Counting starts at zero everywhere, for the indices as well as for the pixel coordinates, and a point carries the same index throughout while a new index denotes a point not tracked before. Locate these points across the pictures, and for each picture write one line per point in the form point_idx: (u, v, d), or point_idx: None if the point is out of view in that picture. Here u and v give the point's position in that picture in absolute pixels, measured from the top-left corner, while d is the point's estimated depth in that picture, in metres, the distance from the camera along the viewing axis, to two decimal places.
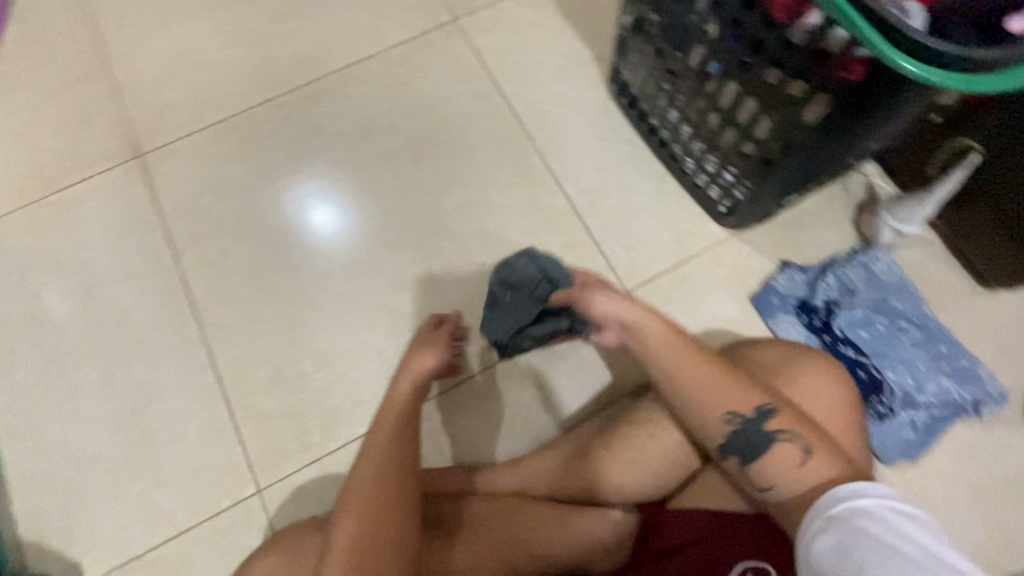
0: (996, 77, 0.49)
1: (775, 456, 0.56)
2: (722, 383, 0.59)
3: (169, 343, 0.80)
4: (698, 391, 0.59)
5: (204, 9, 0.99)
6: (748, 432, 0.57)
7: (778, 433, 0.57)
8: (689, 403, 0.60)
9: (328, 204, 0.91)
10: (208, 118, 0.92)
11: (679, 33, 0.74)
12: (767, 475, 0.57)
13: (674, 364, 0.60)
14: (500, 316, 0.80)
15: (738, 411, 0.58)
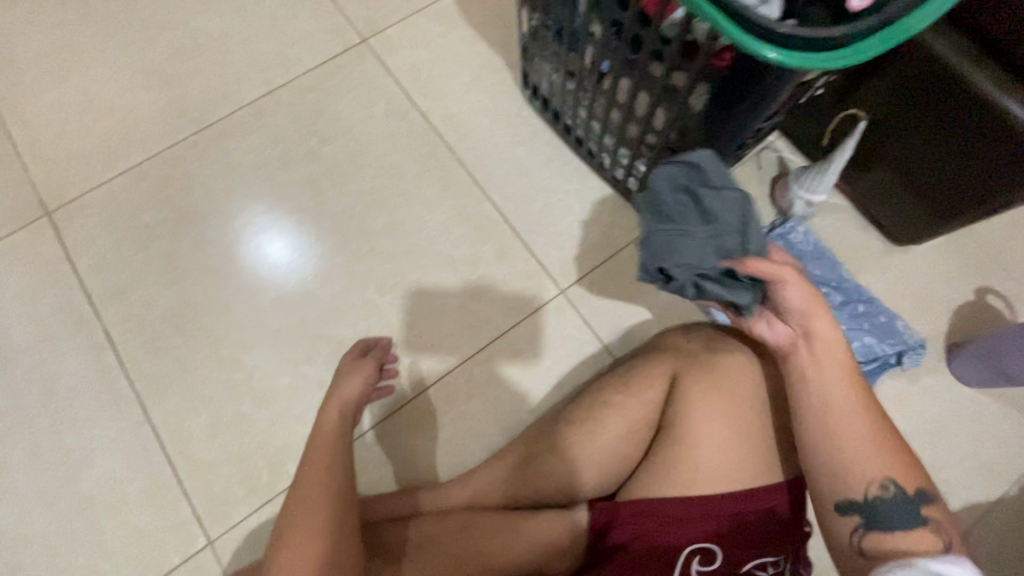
0: (835, 57, 0.46)
1: (905, 534, 0.50)
2: (887, 446, 0.53)
3: (98, 404, 0.79)
4: (868, 447, 0.53)
5: (105, 58, 0.97)
6: (901, 505, 0.51)
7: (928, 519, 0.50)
8: (846, 441, 0.53)
9: (276, 241, 0.87)
10: (117, 167, 0.91)
11: (568, 36, 0.67)
12: (878, 543, 0.51)
13: (850, 393, 0.54)
14: (682, 250, 0.57)
15: (894, 481, 0.52)
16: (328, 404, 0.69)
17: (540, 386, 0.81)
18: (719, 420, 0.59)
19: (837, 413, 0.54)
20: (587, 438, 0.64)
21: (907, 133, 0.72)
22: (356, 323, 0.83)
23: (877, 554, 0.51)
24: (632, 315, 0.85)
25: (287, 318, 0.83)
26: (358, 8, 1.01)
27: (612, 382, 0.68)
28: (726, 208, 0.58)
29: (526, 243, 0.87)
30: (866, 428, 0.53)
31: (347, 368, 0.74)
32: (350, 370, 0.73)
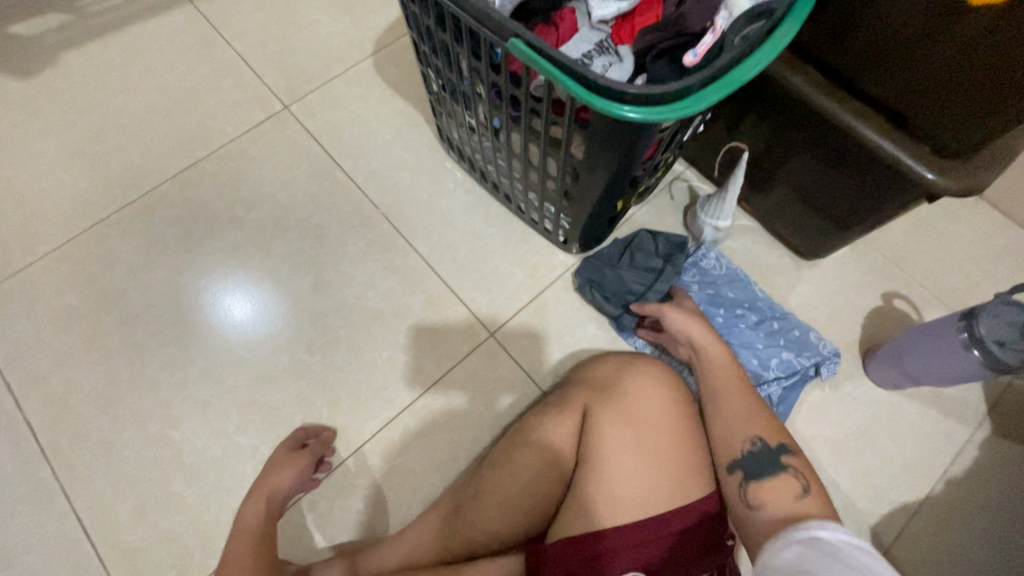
0: (674, 107, 0.50)
1: (774, 485, 0.57)
2: (752, 409, 0.64)
3: (17, 497, 0.77)
4: (743, 416, 0.63)
5: (25, 144, 0.98)
6: (765, 455, 0.59)
7: (789, 466, 0.58)
8: (723, 414, 0.64)
9: (241, 308, 0.87)
10: (38, 251, 0.90)
11: (460, 96, 0.71)
12: (760, 497, 0.57)
13: (724, 376, 0.67)
14: (602, 274, 0.87)
15: (762, 438, 0.61)
16: (254, 494, 0.69)
17: (475, 432, 0.82)
18: (631, 450, 0.61)
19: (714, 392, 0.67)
20: (510, 481, 0.65)
21: (789, 156, 0.77)
22: (286, 386, 0.83)
23: (760, 505, 0.56)
24: (562, 350, 0.86)
25: (215, 388, 0.82)
26: (278, 77, 1.05)
27: (534, 424, 0.69)
28: (651, 262, 0.87)
29: (453, 289, 0.89)
30: (742, 402, 0.64)
31: (277, 459, 0.74)
32: (284, 461, 0.73)
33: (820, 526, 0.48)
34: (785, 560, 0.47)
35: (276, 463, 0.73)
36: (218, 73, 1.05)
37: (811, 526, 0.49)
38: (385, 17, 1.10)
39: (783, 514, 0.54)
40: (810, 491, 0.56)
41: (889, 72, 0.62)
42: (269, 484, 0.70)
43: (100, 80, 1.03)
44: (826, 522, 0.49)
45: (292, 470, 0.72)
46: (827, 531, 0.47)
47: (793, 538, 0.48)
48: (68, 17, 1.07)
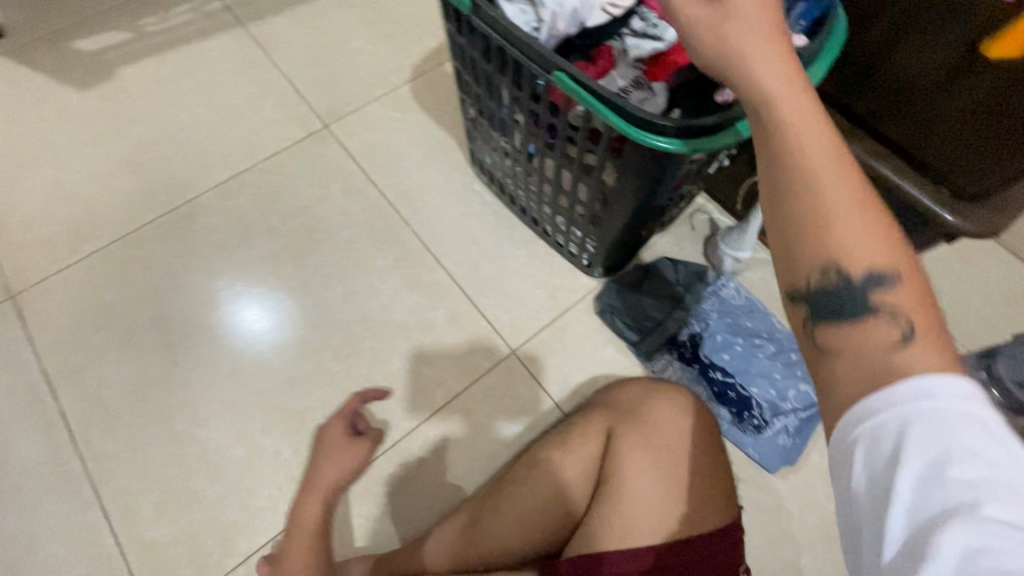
0: (705, 141, 0.53)
1: (865, 339, 0.31)
2: (844, 213, 0.32)
3: (44, 486, 0.79)
4: (828, 211, 0.32)
5: (79, 150, 1.04)
6: (840, 285, 0.32)
7: (878, 307, 0.31)
8: (780, 220, 0.33)
9: (266, 318, 0.90)
10: (84, 250, 0.95)
11: (499, 123, 0.75)
12: (836, 355, 0.32)
13: (807, 171, 0.32)
14: (625, 301, 0.89)
15: (846, 261, 0.32)
16: (309, 494, 0.68)
17: (493, 446, 0.83)
18: (650, 470, 0.63)
19: (777, 194, 0.33)
20: (530, 496, 0.67)
21: None
22: (310, 392, 0.85)
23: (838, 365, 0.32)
24: (580, 371, 0.88)
25: (242, 390, 0.85)
26: (320, 98, 1.10)
27: (557, 440, 0.71)
28: (672, 293, 0.89)
29: (476, 306, 0.92)
30: (830, 206, 0.32)
31: (331, 446, 0.71)
32: (339, 455, 0.70)
33: (948, 401, 0.28)
34: (910, 507, 0.27)
35: (331, 458, 0.70)
36: (262, 92, 1.11)
37: (935, 405, 0.28)
38: (423, 47, 1.16)
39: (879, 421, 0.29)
40: (923, 337, 0.30)
41: (909, 118, 0.65)
42: (326, 484, 0.68)
43: (153, 94, 1.10)
44: (957, 390, 0.28)
45: (343, 466, 0.70)
46: (967, 419, 0.28)
47: (918, 445, 0.27)
48: (128, 35, 1.15)
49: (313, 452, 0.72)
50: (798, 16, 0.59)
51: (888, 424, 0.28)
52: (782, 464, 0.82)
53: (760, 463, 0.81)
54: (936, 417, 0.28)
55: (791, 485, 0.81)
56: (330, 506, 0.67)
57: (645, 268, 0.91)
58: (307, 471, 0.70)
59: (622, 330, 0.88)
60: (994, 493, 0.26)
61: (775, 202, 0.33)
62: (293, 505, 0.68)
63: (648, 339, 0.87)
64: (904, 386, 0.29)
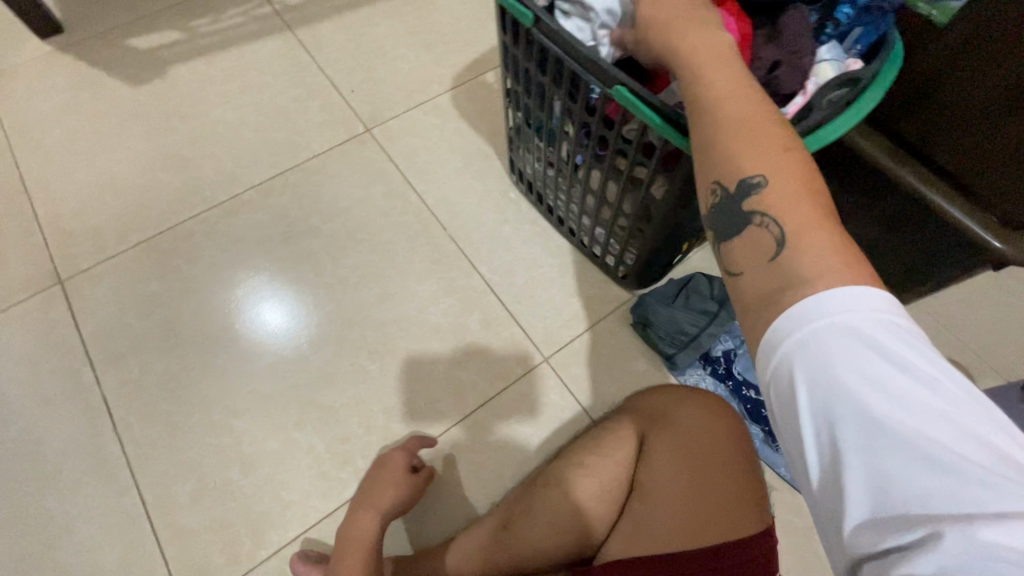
0: None
1: (746, 245, 0.41)
2: (728, 148, 0.42)
3: (84, 468, 0.80)
4: (716, 145, 0.43)
5: (130, 143, 1.07)
6: (735, 204, 0.42)
7: (755, 215, 0.40)
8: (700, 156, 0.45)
9: (288, 317, 0.92)
10: (131, 240, 0.97)
11: (546, 133, 0.77)
12: (738, 260, 0.42)
13: (701, 115, 0.45)
14: (658, 313, 0.87)
15: (726, 183, 0.42)
16: (363, 511, 0.72)
17: (522, 451, 0.84)
18: (682, 473, 0.63)
19: (699, 135, 0.45)
20: (562, 497, 0.67)
21: (854, 214, 0.81)
22: (345, 388, 0.86)
23: (739, 271, 0.41)
24: (612, 382, 0.88)
25: (278, 384, 0.86)
26: (363, 103, 1.13)
27: (590, 445, 0.71)
28: (705, 308, 0.87)
29: (510, 312, 0.93)
30: (726, 141, 0.43)
31: (389, 467, 0.75)
32: (393, 482, 0.74)
33: (829, 325, 0.33)
34: (808, 422, 0.33)
35: (385, 482, 0.74)
36: (308, 95, 1.14)
37: (815, 324, 0.34)
38: (465, 57, 1.19)
39: (750, 296, 0.39)
40: (784, 243, 0.38)
41: (956, 145, 0.65)
42: (379, 502, 0.73)
43: (202, 93, 1.13)
44: (833, 304, 0.34)
45: (399, 490, 0.74)
46: (842, 334, 0.33)
47: (802, 370, 0.33)
48: (181, 35, 1.19)
49: (367, 475, 0.77)
50: (853, 41, 0.60)
51: (779, 355, 0.35)
52: None
53: (793, 484, 0.81)
54: (813, 340, 0.33)
55: None
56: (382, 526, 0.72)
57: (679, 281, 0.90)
58: (359, 491, 0.76)
59: (656, 342, 0.88)
60: (867, 397, 0.31)
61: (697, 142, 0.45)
62: (345, 521, 0.73)
63: (682, 352, 0.87)
64: (784, 308, 0.35)
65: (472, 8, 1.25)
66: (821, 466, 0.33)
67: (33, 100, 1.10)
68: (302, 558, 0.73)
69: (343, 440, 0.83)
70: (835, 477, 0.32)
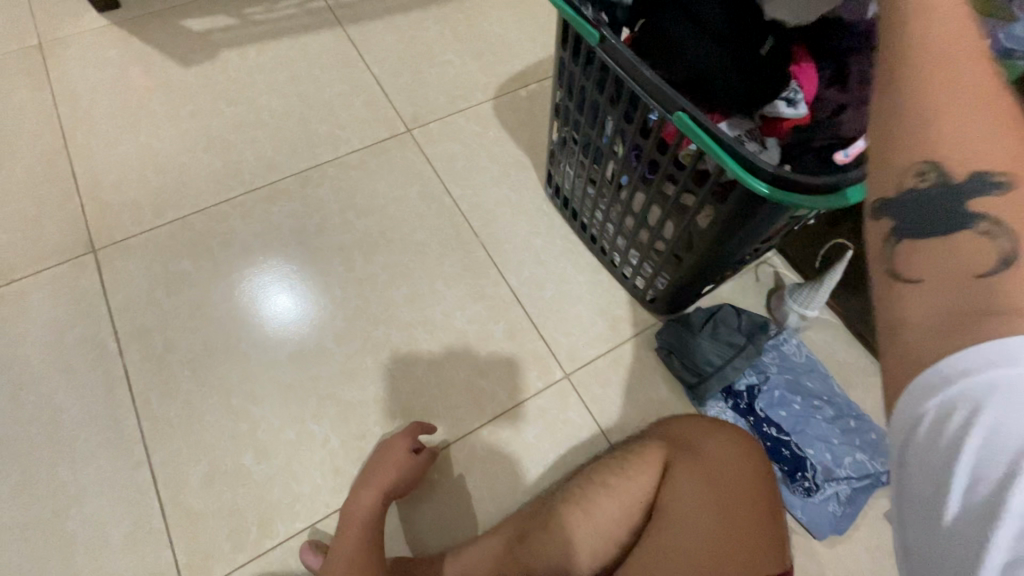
0: (822, 198, 0.53)
1: (949, 253, 0.28)
2: (958, 113, 0.29)
3: (99, 439, 0.80)
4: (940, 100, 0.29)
5: (175, 121, 1.09)
6: (942, 197, 0.29)
7: (978, 220, 0.28)
8: (879, 117, 0.31)
9: (298, 305, 0.92)
10: (167, 216, 0.98)
11: (594, 150, 0.77)
12: (916, 264, 0.29)
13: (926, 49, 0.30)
14: (684, 340, 0.87)
15: (940, 160, 0.29)
16: (367, 487, 0.71)
17: (537, 466, 0.83)
18: (711, 509, 0.63)
19: (895, 85, 0.31)
20: (581, 517, 0.66)
21: None
22: (366, 385, 0.86)
23: (920, 278, 0.28)
24: (632, 405, 0.88)
25: (298, 375, 0.86)
26: (406, 104, 1.14)
27: (614, 466, 0.70)
28: (732, 340, 0.86)
29: (535, 325, 0.92)
30: (955, 100, 0.29)
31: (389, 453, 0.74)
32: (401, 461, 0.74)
33: None
34: (966, 471, 0.24)
35: (388, 460, 0.73)
36: (353, 91, 1.15)
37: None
38: (510, 68, 1.20)
39: (936, 320, 0.27)
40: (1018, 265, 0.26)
41: None
42: (383, 482, 0.72)
43: (250, 78, 1.15)
44: None
45: (403, 471, 0.73)
46: None
47: (990, 407, 0.24)
48: (235, 21, 1.21)
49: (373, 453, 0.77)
50: None
51: (960, 378, 0.25)
52: (830, 532, 0.79)
53: (809, 527, 0.78)
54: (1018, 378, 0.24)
55: (836, 554, 0.79)
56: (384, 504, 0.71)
57: (709, 312, 0.89)
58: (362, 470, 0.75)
59: (679, 369, 0.88)
60: None
61: (893, 94, 0.30)
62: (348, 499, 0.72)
63: (703, 381, 0.86)
64: (983, 341, 0.25)
65: (521, 21, 1.26)
66: (954, 522, 0.24)
67: (85, 70, 1.12)
68: (313, 548, 0.72)
69: (358, 437, 0.82)
70: (971, 544, 0.24)
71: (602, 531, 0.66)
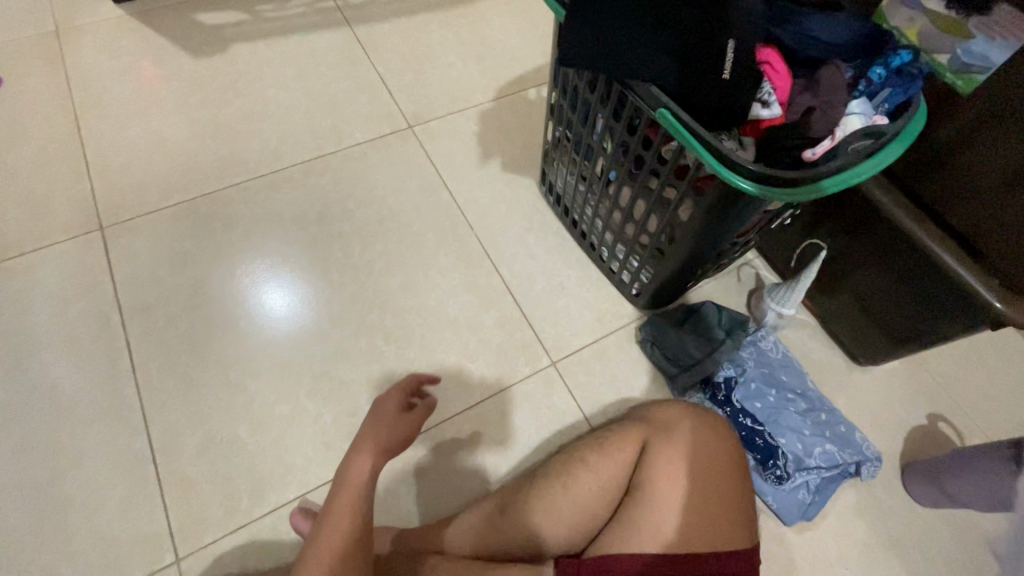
0: (791, 190, 0.58)
1: None
2: None
3: (98, 408, 0.83)
4: None
5: (184, 109, 1.13)
6: None
7: None
8: None
9: (295, 288, 0.95)
10: (173, 199, 1.02)
11: (585, 147, 0.82)
12: None
13: None
14: (665, 332, 0.92)
15: None
16: (361, 449, 0.71)
17: (521, 448, 0.86)
18: (684, 487, 0.66)
19: None
20: (561, 493, 0.70)
21: (865, 265, 0.84)
22: (359, 365, 0.89)
23: None
24: (615, 394, 0.91)
25: (294, 354, 0.89)
26: (409, 103, 1.19)
27: (594, 445, 0.74)
28: (711, 335, 0.91)
29: (525, 315, 0.96)
30: None
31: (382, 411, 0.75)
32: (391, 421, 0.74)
33: None
34: None
35: (379, 421, 0.74)
36: (358, 87, 1.20)
37: None
38: (511, 73, 1.25)
39: None
40: None
41: (966, 209, 0.72)
42: (375, 442, 0.71)
43: (259, 72, 1.19)
44: None
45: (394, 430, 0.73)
46: None
47: None
48: (246, 17, 1.26)
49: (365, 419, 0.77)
50: (881, 100, 0.65)
51: None
52: (799, 519, 0.83)
53: (779, 513, 0.83)
54: None
55: (804, 540, 0.83)
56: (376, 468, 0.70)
57: (690, 309, 0.94)
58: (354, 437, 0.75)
59: (660, 360, 0.92)
60: None
61: None
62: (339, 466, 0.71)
63: (682, 372, 0.90)
64: None
65: (523, 29, 1.32)
66: None
67: (98, 57, 1.16)
68: (301, 512, 0.75)
69: (351, 414, 0.86)
70: None
71: (579, 506, 0.69)
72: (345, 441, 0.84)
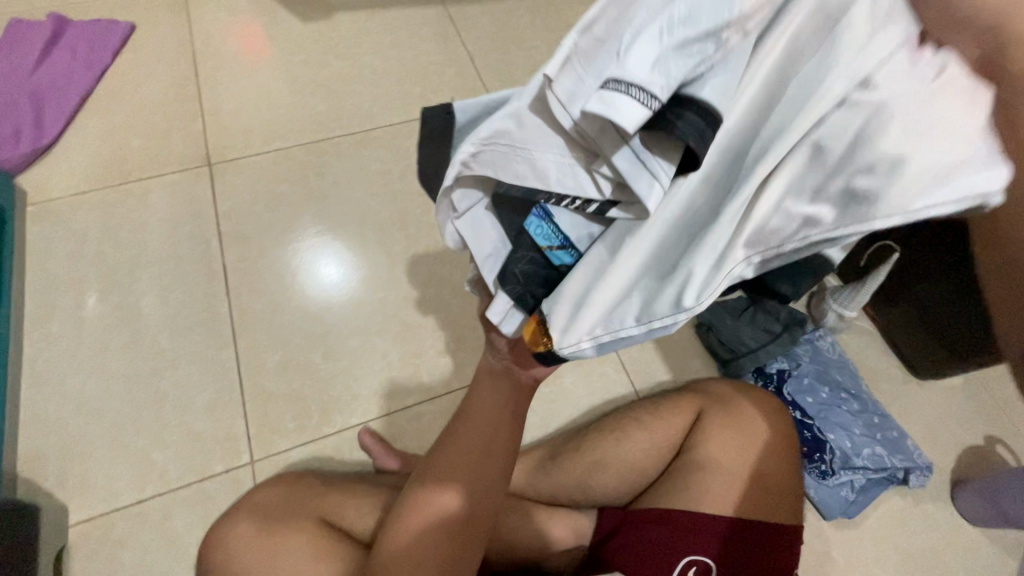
0: None
1: None
2: None
3: (195, 320, 0.92)
4: None
5: (290, 66, 1.22)
6: None
7: None
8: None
9: (375, 236, 1.02)
10: (274, 145, 1.11)
11: None
12: None
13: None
14: (721, 319, 0.90)
15: None
16: (466, 416, 0.58)
17: (570, 410, 0.90)
18: (734, 454, 0.68)
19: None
20: (613, 444, 0.74)
21: (934, 274, 0.84)
22: (427, 313, 0.96)
23: None
24: (666, 372, 0.94)
25: (369, 294, 0.96)
26: (493, 80, 1.25)
27: (647, 408, 0.77)
28: (769, 326, 0.88)
29: None
30: None
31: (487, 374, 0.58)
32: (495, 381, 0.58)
33: None
34: None
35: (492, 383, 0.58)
36: (448, 61, 1.26)
37: None
38: None
39: None
40: None
41: None
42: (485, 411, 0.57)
43: (359, 39, 1.28)
44: None
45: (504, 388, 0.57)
46: None
47: None
48: None
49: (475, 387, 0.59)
50: None
51: None
52: (840, 515, 0.84)
53: (818, 506, 0.83)
54: None
55: (842, 536, 0.84)
56: (494, 431, 0.57)
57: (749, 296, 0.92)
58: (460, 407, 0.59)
59: (713, 344, 0.94)
60: None
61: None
62: (449, 427, 0.59)
63: (736, 356, 0.91)
64: None
65: None
66: None
67: (219, 13, 1.28)
68: (370, 434, 0.83)
69: (415, 356, 0.92)
70: None
71: (626, 460, 0.73)
72: (408, 379, 0.90)
